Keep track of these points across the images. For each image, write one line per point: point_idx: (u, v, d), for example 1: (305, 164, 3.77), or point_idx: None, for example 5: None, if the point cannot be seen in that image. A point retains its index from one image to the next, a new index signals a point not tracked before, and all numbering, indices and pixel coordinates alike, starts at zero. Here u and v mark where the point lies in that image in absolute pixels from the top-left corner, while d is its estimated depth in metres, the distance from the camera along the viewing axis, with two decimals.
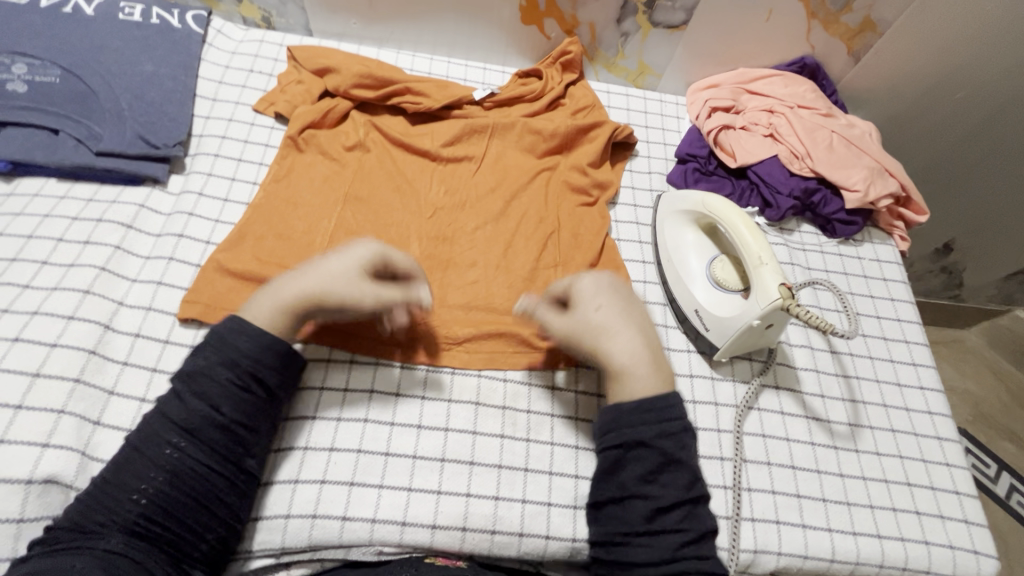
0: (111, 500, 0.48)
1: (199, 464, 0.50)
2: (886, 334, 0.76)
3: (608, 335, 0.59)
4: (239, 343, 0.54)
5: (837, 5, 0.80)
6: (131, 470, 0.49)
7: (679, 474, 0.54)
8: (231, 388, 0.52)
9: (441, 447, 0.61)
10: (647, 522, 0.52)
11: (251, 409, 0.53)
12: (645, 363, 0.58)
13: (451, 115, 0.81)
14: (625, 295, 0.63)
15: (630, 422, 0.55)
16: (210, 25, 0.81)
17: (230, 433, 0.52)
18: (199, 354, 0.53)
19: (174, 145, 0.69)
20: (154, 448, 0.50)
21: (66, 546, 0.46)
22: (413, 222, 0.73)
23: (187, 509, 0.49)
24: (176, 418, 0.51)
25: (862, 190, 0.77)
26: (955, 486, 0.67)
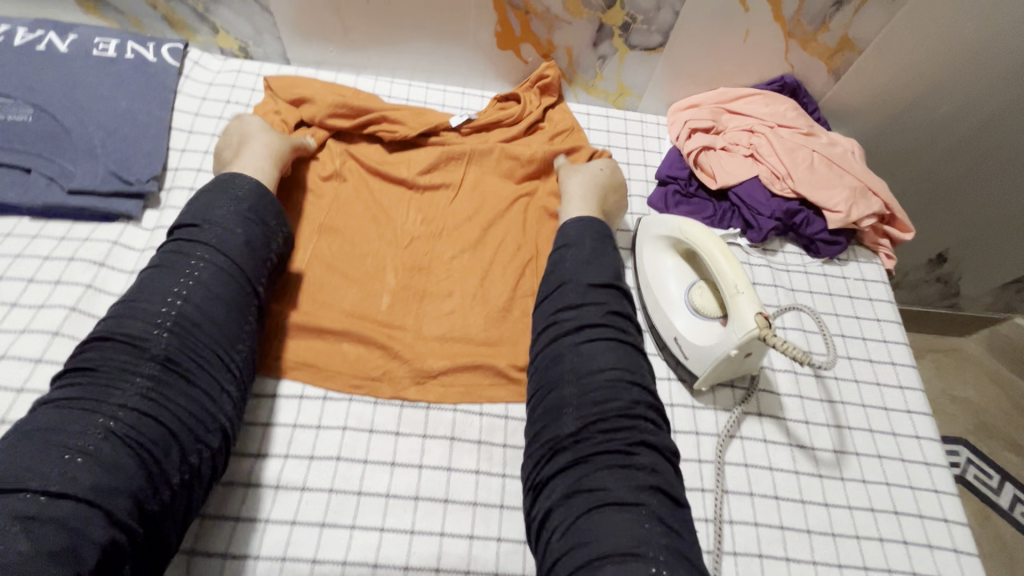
0: (115, 356, 0.52)
1: (204, 300, 0.56)
2: (872, 356, 0.75)
3: (569, 179, 0.74)
4: (237, 203, 0.62)
5: (814, 25, 0.79)
6: (149, 293, 0.55)
7: (604, 291, 0.61)
8: (234, 230, 0.61)
9: (415, 484, 0.60)
10: (575, 346, 0.58)
11: (254, 246, 0.61)
12: (580, 199, 0.72)
13: (428, 142, 0.80)
14: (613, 181, 0.75)
15: (566, 251, 0.65)
16: (187, 57, 0.81)
17: (248, 250, 0.61)
18: (211, 196, 0.63)
19: (148, 180, 0.69)
20: (174, 270, 0.57)
21: (81, 406, 0.49)
22: (388, 251, 0.73)
23: (209, 315, 0.56)
24: (200, 240, 0.59)
25: (844, 210, 0.76)
26: (945, 513, 0.65)
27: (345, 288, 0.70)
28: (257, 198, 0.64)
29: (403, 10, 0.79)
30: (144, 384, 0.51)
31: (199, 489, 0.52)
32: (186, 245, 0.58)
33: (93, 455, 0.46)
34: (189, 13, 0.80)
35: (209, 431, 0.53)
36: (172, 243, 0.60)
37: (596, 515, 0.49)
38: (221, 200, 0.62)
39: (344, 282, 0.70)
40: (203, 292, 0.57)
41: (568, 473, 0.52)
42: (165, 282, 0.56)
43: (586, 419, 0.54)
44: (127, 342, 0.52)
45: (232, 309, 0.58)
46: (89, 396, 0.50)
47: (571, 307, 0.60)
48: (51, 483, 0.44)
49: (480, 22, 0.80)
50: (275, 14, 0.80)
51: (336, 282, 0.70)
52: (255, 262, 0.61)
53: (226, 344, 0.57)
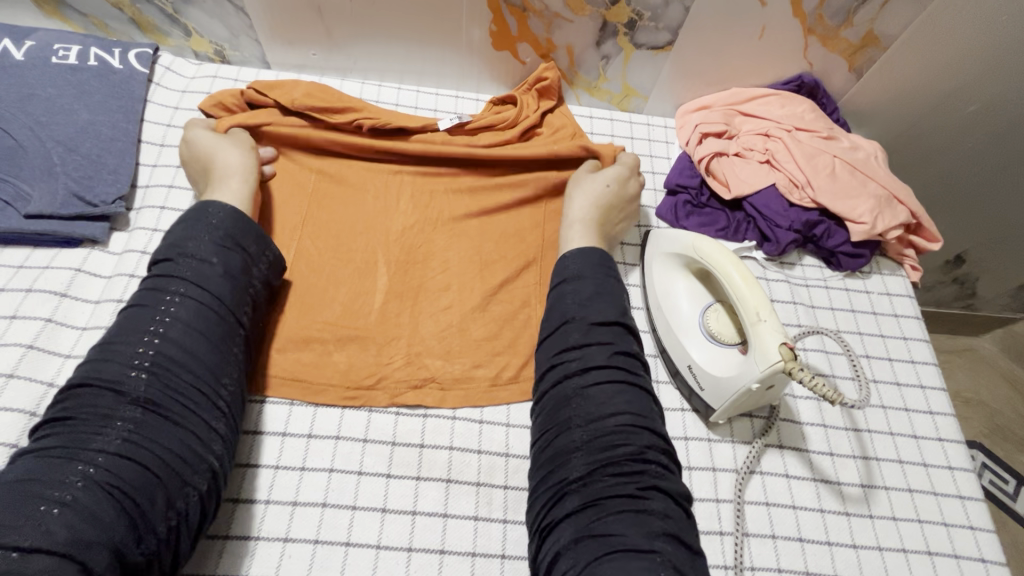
0: (90, 401, 0.46)
1: (187, 334, 0.50)
2: (899, 379, 0.69)
3: (570, 202, 0.69)
4: (216, 227, 0.56)
5: (837, 20, 0.73)
6: (128, 331, 0.50)
7: (608, 329, 0.56)
8: (211, 259, 0.54)
9: (409, 533, 0.54)
10: (580, 389, 0.53)
11: (235, 275, 0.55)
12: (583, 226, 0.67)
13: (415, 136, 0.74)
14: (620, 207, 0.69)
15: (568, 287, 0.59)
16: (157, 63, 0.75)
17: (229, 280, 0.54)
18: (188, 224, 0.56)
19: (114, 201, 0.64)
20: (152, 304, 0.51)
21: (55, 457, 0.43)
22: (380, 246, 0.68)
23: (192, 353, 0.50)
24: (179, 273, 0.53)
25: (869, 222, 0.71)
26: (981, 552, 0.60)
27: (333, 287, 0.65)
28: (239, 223, 0.58)
29: (389, 9, 0.73)
30: (124, 429, 0.45)
31: (186, 533, 0.46)
32: (165, 279, 0.52)
33: (71, 506, 0.41)
34: (157, 15, 0.74)
35: (199, 473, 0.47)
36: (150, 277, 0.54)
37: (605, 564, 0.44)
38: (196, 227, 0.56)
39: (331, 282, 0.65)
40: (185, 327, 0.51)
41: (578, 516, 0.47)
42: (143, 319, 0.50)
43: (595, 462, 0.49)
44: (102, 387, 0.46)
45: (219, 341, 0.52)
46: (63, 447, 0.44)
47: (575, 347, 0.55)
48: (18, 538, 0.38)
49: (473, 20, 0.74)
50: (252, 15, 0.74)
51: (322, 284, 0.65)
52: (238, 292, 0.55)
53: (212, 381, 0.51)
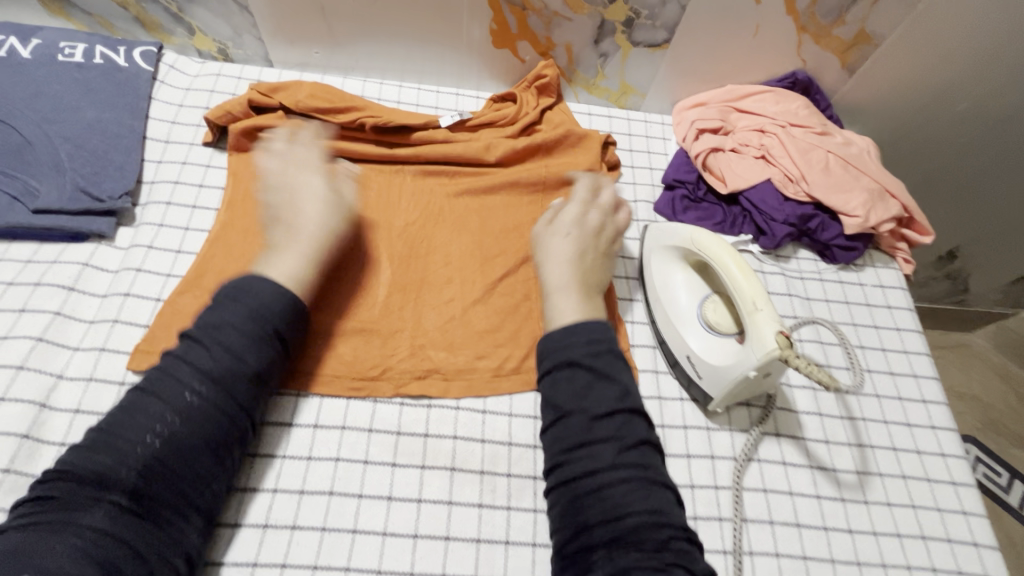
0: (83, 481, 0.45)
1: (190, 427, 0.48)
2: (893, 368, 0.71)
3: (553, 262, 0.63)
4: (242, 305, 0.54)
5: (830, 18, 0.74)
6: (136, 414, 0.48)
7: (613, 419, 0.53)
8: (246, 358, 0.52)
9: (415, 520, 0.55)
10: (594, 488, 0.50)
11: (259, 375, 0.53)
12: (577, 293, 0.61)
13: (416, 133, 0.75)
14: (594, 251, 0.65)
15: (565, 372, 0.55)
16: (161, 61, 0.76)
17: (250, 381, 0.52)
18: (224, 308, 0.54)
19: (121, 196, 0.65)
20: (171, 392, 0.49)
21: (38, 535, 0.43)
22: (383, 240, 0.69)
23: (196, 451, 0.48)
24: (201, 365, 0.50)
25: (862, 215, 0.72)
26: (973, 536, 0.62)
27: (337, 281, 0.66)
28: (268, 303, 0.55)
29: (391, 8, 0.74)
30: (105, 517, 0.44)
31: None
32: (177, 359, 0.51)
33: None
34: (162, 13, 0.75)
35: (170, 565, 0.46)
36: (168, 357, 0.52)
37: None
38: (221, 306, 0.54)
39: (336, 275, 0.66)
40: (188, 419, 0.48)
41: None
42: (147, 400, 0.49)
43: (620, 557, 0.47)
44: (101, 468, 0.45)
45: (222, 436, 0.50)
46: (49, 527, 0.43)
47: (588, 440, 0.52)
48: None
49: (473, 19, 0.75)
50: (256, 14, 0.75)
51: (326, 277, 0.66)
52: (254, 387, 0.53)
53: (209, 475, 0.49)
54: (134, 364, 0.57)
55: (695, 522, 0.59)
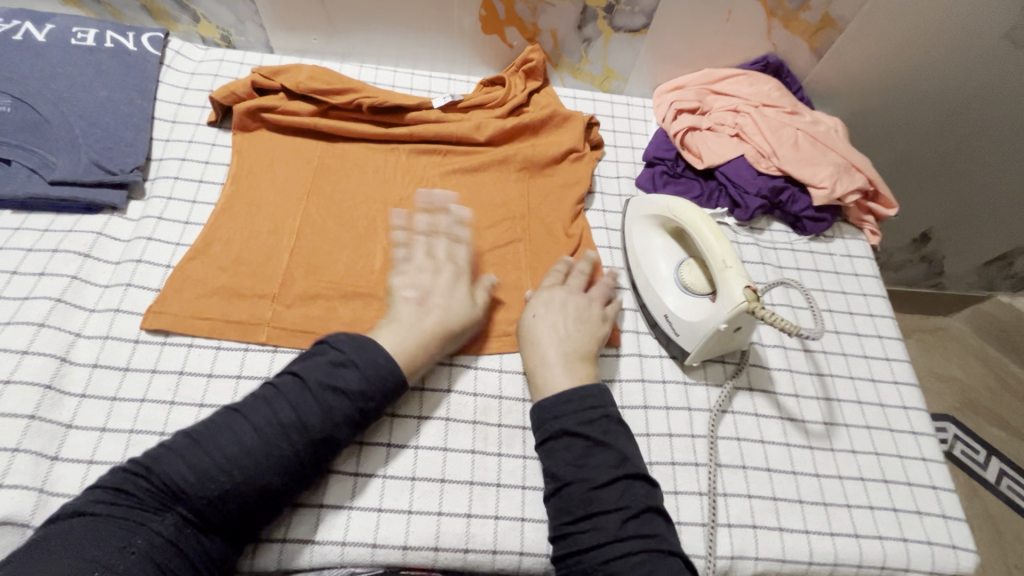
0: (166, 491, 0.48)
1: (269, 478, 0.50)
2: (859, 330, 0.76)
3: (531, 341, 0.64)
4: (354, 376, 0.56)
5: (796, 4, 0.79)
6: (232, 446, 0.50)
7: (613, 487, 0.53)
8: (338, 433, 0.54)
9: (412, 465, 0.59)
10: (601, 562, 0.50)
11: (339, 447, 0.55)
12: (563, 366, 0.62)
13: (410, 114, 0.80)
14: (567, 321, 0.65)
15: (559, 441, 0.57)
16: (168, 47, 0.80)
17: (333, 450, 0.55)
18: (340, 369, 0.56)
19: (132, 170, 0.69)
20: (273, 442, 0.51)
21: (112, 528, 0.46)
22: (380, 213, 0.74)
23: (267, 502, 0.51)
24: (305, 425, 0.52)
25: (829, 186, 0.77)
26: (932, 480, 0.66)
27: (337, 251, 0.70)
28: (377, 380, 0.57)
29: None
30: (169, 532, 0.47)
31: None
32: (279, 402, 0.53)
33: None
34: (168, 1, 0.79)
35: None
36: (275, 391, 0.54)
37: None
38: (334, 367, 0.56)
39: (335, 244, 0.70)
40: (268, 467, 0.50)
41: None
42: (238, 433, 0.51)
43: None
44: (186, 482, 0.48)
45: (291, 491, 0.52)
46: (124, 522, 0.46)
47: (585, 517, 0.53)
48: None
49: (463, 6, 0.80)
50: (258, 2, 0.79)
51: (327, 247, 0.70)
52: (332, 455, 0.55)
53: (263, 519, 0.52)
54: (148, 324, 0.62)
55: (672, 467, 0.63)
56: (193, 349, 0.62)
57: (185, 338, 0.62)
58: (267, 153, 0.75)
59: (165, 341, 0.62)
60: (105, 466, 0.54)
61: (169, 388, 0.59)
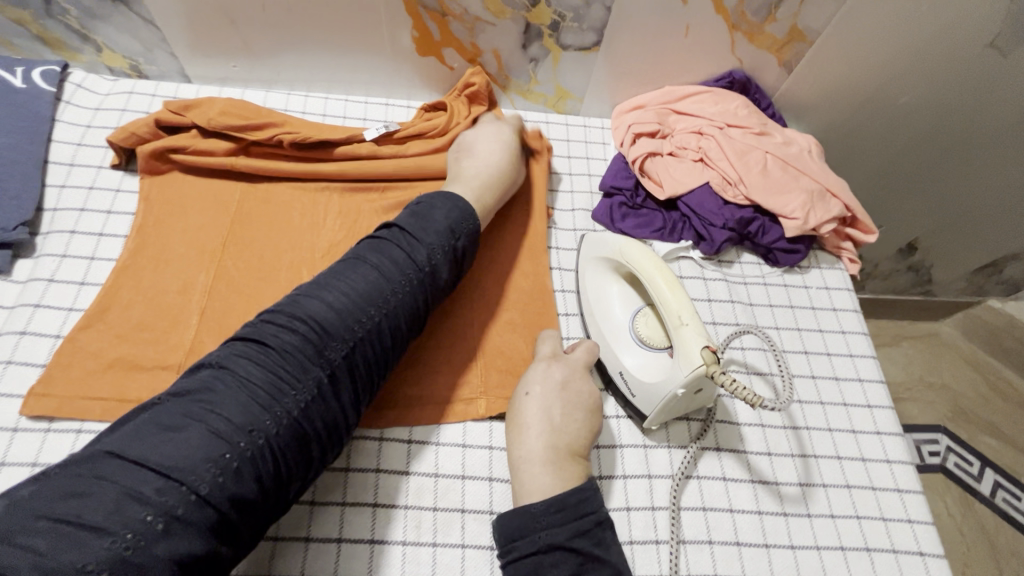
0: (303, 341, 0.48)
1: (392, 312, 0.53)
2: (838, 373, 0.69)
3: (520, 426, 0.56)
4: (444, 215, 0.60)
5: (760, 16, 0.72)
6: (355, 281, 0.53)
7: None
8: (439, 272, 0.58)
9: (333, 563, 0.52)
10: None
11: (442, 287, 0.59)
12: (550, 464, 0.53)
13: (339, 149, 0.72)
14: (560, 400, 0.56)
15: (545, 557, 0.48)
16: (67, 81, 0.72)
17: (435, 292, 0.58)
18: (433, 216, 0.60)
19: (16, 227, 0.62)
20: (389, 277, 0.54)
21: (250, 393, 0.45)
22: (307, 262, 0.66)
23: (391, 333, 0.54)
24: (416, 259, 0.56)
25: (801, 217, 0.70)
26: (919, 545, 0.60)
27: (256, 308, 0.63)
28: (463, 219, 0.61)
29: (305, 17, 0.71)
30: (306, 395, 0.47)
31: (298, 487, 0.47)
32: (391, 247, 0.56)
33: (206, 502, 0.41)
34: (65, 32, 0.72)
35: (332, 446, 0.50)
36: (375, 240, 0.57)
37: None
38: (426, 213, 0.60)
39: (253, 302, 0.63)
40: (391, 303, 0.53)
41: None
42: (356, 277, 0.53)
43: None
44: (319, 322, 0.49)
45: (411, 325, 0.56)
46: (267, 378, 0.46)
47: None
48: (164, 509, 0.39)
49: (395, 26, 0.72)
50: (164, 28, 0.72)
51: (245, 304, 0.63)
52: (435, 296, 0.58)
53: (386, 360, 0.54)
54: (28, 409, 0.54)
55: (630, 547, 0.56)
56: (83, 435, 0.54)
57: (72, 424, 0.55)
58: (178, 200, 0.68)
59: (47, 428, 0.54)
60: None
61: None
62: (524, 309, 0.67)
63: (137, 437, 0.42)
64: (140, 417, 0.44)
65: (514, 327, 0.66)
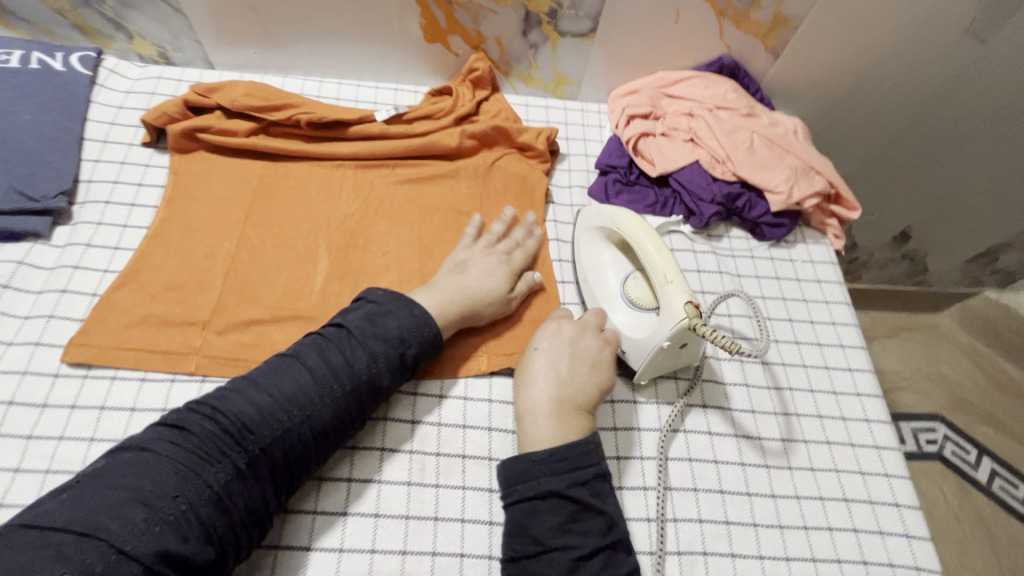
0: (220, 432, 0.49)
1: (315, 419, 0.52)
2: (820, 339, 0.73)
3: (528, 379, 0.60)
4: (397, 322, 0.58)
5: (745, 3, 0.76)
6: (284, 380, 0.53)
7: (596, 558, 0.50)
8: (378, 380, 0.56)
9: (344, 500, 0.56)
10: None
11: (380, 392, 0.57)
12: (553, 415, 0.57)
13: (352, 129, 0.77)
14: (567, 359, 0.60)
15: (543, 501, 0.52)
16: (101, 66, 0.78)
17: (371, 398, 0.56)
18: (383, 318, 0.58)
19: (55, 196, 0.67)
20: (319, 381, 0.53)
21: (170, 469, 0.47)
22: (322, 231, 0.71)
23: (316, 438, 0.53)
24: (352, 366, 0.55)
25: (785, 191, 0.74)
26: (895, 497, 0.63)
27: (275, 272, 0.68)
28: (417, 328, 0.59)
29: (322, 7, 0.77)
30: (218, 482, 0.48)
31: (229, 559, 0.48)
32: (328, 351, 0.55)
33: (132, 557, 0.42)
34: (100, 21, 0.78)
35: (253, 534, 0.49)
36: (316, 338, 0.57)
37: None
38: (380, 318, 0.58)
39: (273, 267, 0.68)
40: (316, 407, 0.53)
41: None
42: (293, 374, 0.53)
43: None
44: (235, 420, 0.50)
45: (337, 431, 0.54)
46: (182, 461, 0.47)
47: None
48: (84, 566, 0.41)
49: (404, 15, 0.78)
50: (191, 17, 0.77)
51: (265, 269, 0.68)
52: (372, 402, 0.57)
53: (309, 459, 0.53)
54: (68, 357, 0.59)
55: (620, 493, 0.60)
56: (117, 381, 0.59)
57: (108, 371, 0.60)
58: (204, 174, 0.73)
59: (85, 375, 0.59)
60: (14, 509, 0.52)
61: (88, 424, 0.57)
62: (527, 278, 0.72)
63: (63, 506, 0.44)
64: (61, 494, 0.45)
65: None
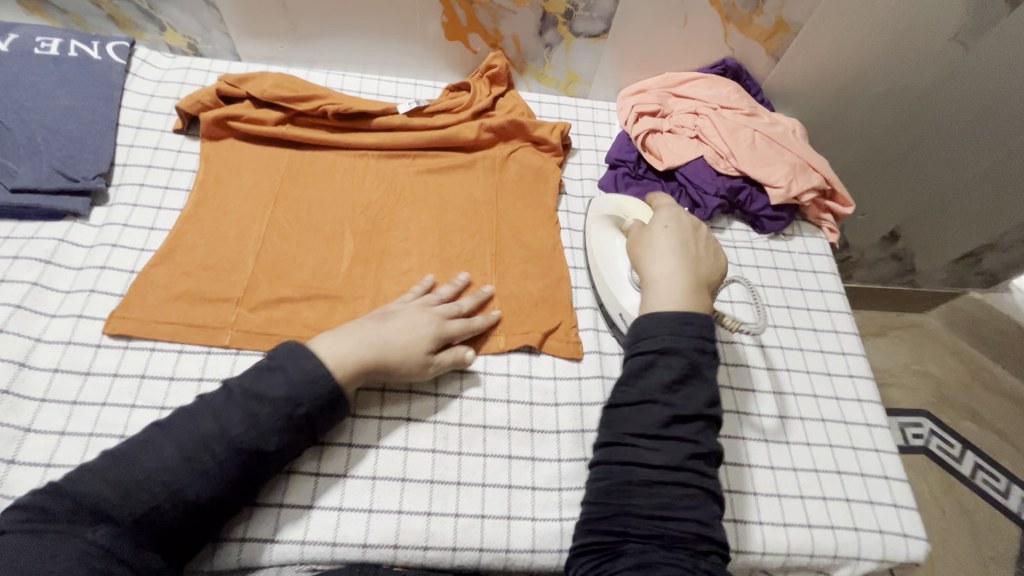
0: (87, 505, 0.47)
1: (196, 487, 0.50)
2: (816, 325, 0.78)
3: (653, 253, 0.63)
4: (284, 382, 0.55)
5: (749, 9, 0.81)
6: (155, 451, 0.50)
7: (693, 422, 0.54)
8: (267, 443, 0.53)
9: (373, 465, 0.59)
10: (646, 483, 0.52)
11: (275, 454, 0.54)
12: (680, 285, 0.60)
13: (376, 120, 0.81)
14: (693, 240, 0.63)
15: (661, 358, 0.55)
16: (134, 55, 0.82)
17: (261, 462, 0.53)
18: (274, 377, 0.55)
19: (94, 177, 0.70)
20: (194, 450, 0.51)
21: (34, 549, 0.44)
22: (347, 216, 0.75)
23: (203, 504, 0.50)
24: (231, 431, 0.52)
25: (784, 185, 0.79)
26: (884, 470, 0.68)
27: (303, 254, 0.71)
28: (309, 385, 0.55)
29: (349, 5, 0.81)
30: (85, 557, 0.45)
31: None
32: (204, 416, 0.52)
33: None
34: (135, 11, 0.81)
35: None
36: (195, 403, 0.54)
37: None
38: (266, 376, 0.55)
39: (301, 249, 0.71)
40: (195, 474, 0.50)
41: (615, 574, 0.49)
42: (162, 447, 0.51)
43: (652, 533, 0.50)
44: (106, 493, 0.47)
45: (229, 494, 0.51)
46: (44, 542, 0.45)
47: (648, 439, 0.53)
48: None
49: (426, 14, 0.82)
50: (223, 11, 0.81)
51: (295, 249, 0.71)
52: (264, 467, 0.53)
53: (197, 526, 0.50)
54: (110, 328, 0.62)
55: None
56: (155, 352, 0.63)
57: (147, 342, 0.63)
58: (234, 161, 0.76)
59: (125, 346, 0.62)
60: (61, 468, 0.55)
61: (129, 392, 0.60)
62: (540, 264, 0.75)
63: None
64: None
65: (530, 278, 0.74)
